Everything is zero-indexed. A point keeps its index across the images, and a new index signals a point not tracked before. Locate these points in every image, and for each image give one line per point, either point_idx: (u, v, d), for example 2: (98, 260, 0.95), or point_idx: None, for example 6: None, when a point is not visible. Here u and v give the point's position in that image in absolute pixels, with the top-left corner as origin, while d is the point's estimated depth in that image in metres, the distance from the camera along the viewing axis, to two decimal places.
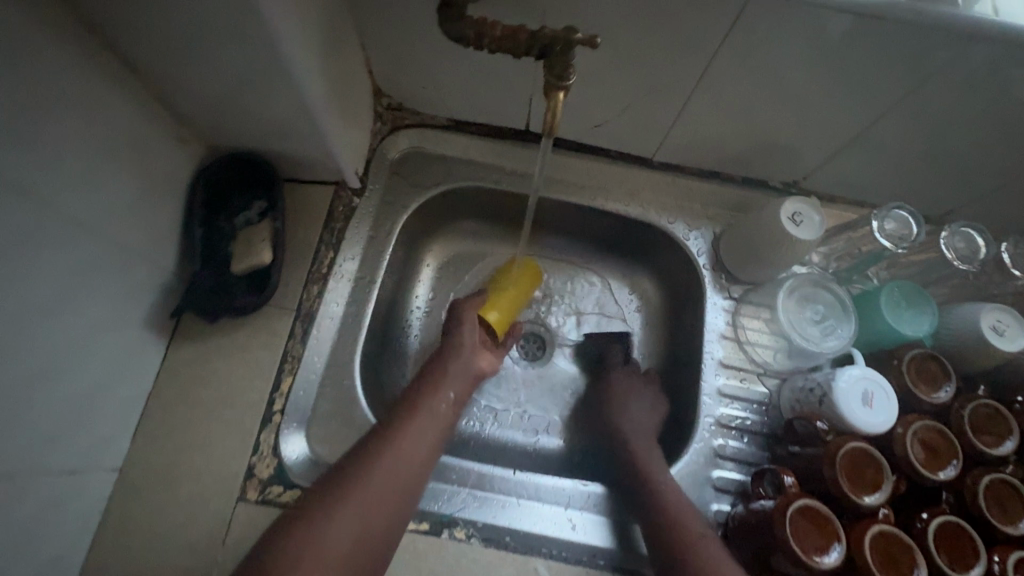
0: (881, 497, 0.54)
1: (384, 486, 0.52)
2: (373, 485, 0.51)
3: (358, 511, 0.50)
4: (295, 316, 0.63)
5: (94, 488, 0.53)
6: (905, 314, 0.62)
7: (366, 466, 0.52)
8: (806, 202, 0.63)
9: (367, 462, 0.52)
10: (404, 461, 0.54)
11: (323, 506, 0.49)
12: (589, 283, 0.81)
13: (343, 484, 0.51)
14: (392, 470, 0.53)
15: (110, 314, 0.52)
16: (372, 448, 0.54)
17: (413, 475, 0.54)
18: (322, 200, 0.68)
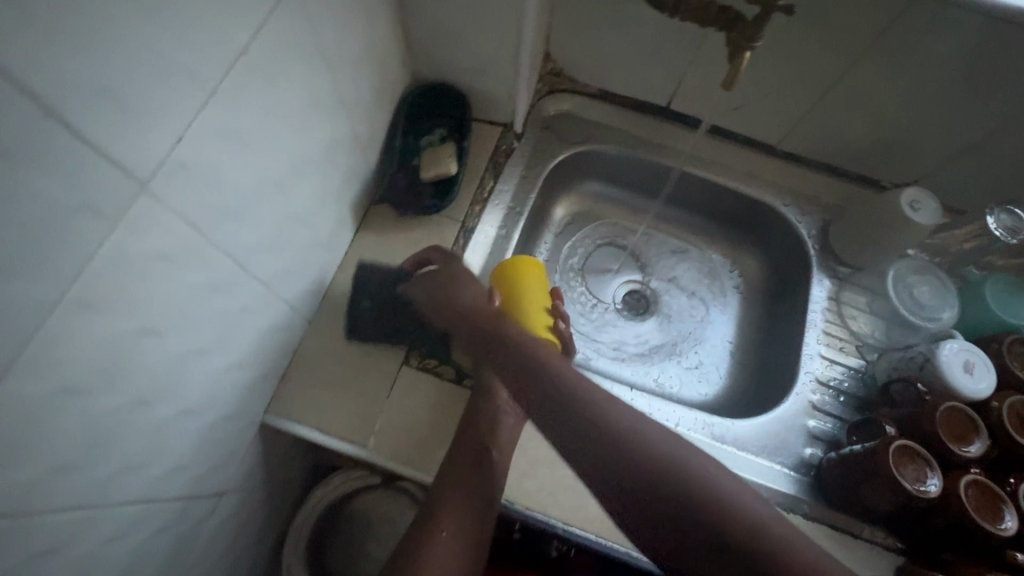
0: (978, 451, 0.60)
1: (454, 535, 0.60)
2: (446, 543, 0.60)
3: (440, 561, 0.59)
4: (460, 227, 0.73)
5: (295, 329, 0.63)
6: (1010, 303, 0.68)
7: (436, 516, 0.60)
8: (922, 191, 0.70)
9: (437, 518, 0.60)
10: (465, 508, 0.60)
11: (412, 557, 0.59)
12: (689, 258, 0.90)
13: (422, 540, 0.60)
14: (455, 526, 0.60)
15: (337, 186, 0.63)
16: (437, 498, 0.60)
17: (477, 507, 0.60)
18: (490, 137, 0.79)
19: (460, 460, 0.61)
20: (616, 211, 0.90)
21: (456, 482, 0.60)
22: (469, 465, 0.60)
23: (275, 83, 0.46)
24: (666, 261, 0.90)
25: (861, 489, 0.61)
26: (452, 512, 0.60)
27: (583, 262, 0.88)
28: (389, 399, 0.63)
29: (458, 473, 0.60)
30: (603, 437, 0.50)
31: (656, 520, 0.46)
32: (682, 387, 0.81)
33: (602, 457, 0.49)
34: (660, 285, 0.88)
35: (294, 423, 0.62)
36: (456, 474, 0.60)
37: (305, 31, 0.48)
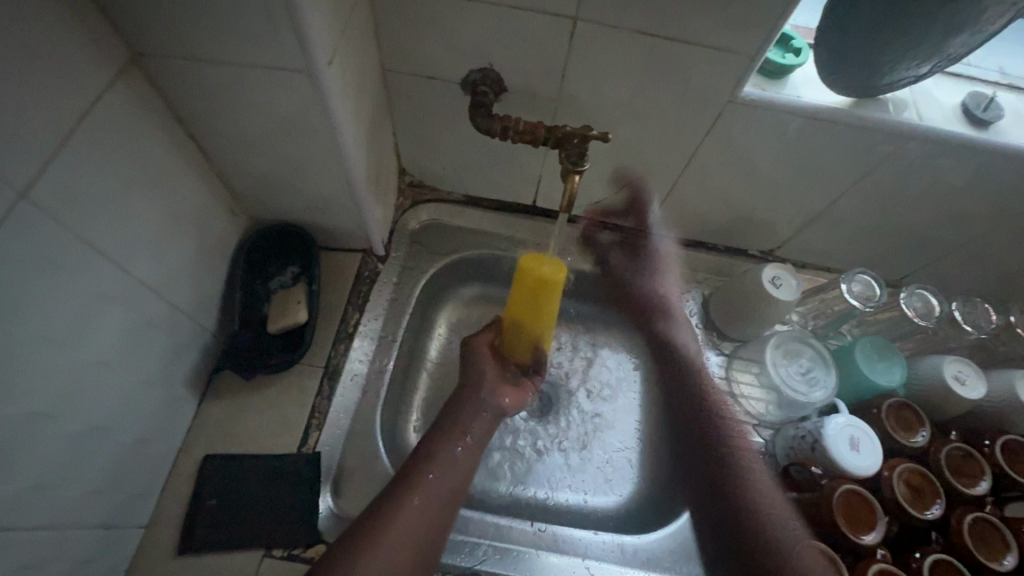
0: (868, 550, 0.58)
1: (403, 534, 0.48)
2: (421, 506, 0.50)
3: (412, 532, 0.48)
4: (323, 373, 0.66)
5: (120, 546, 0.53)
6: (878, 366, 0.69)
7: (387, 514, 0.48)
8: (783, 266, 0.71)
9: (389, 513, 0.49)
10: (420, 524, 0.49)
11: (362, 536, 0.46)
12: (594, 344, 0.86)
13: (376, 521, 0.48)
14: (403, 532, 0.48)
15: (155, 368, 0.55)
16: (400, 488, 0.51)
17: (435, 530, 0.50)
18: (350, 265, 0.74)
19: (437, 456, 0.55)
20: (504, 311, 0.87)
21: (412, 496, 0.50)
22: (439, 467, 0.54)
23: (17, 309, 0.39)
24: (580, 345, 0.86)
25: None
26: (408, 515, 0.49)
27: None
28: None
29: (423, 475, 0.53)
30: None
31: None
32: (597, 491, 0.76)
33: None
34: (593, 369, 0.85)
35: None
36: (410, 488, 0.51)
37: (49, 240, 0.41)
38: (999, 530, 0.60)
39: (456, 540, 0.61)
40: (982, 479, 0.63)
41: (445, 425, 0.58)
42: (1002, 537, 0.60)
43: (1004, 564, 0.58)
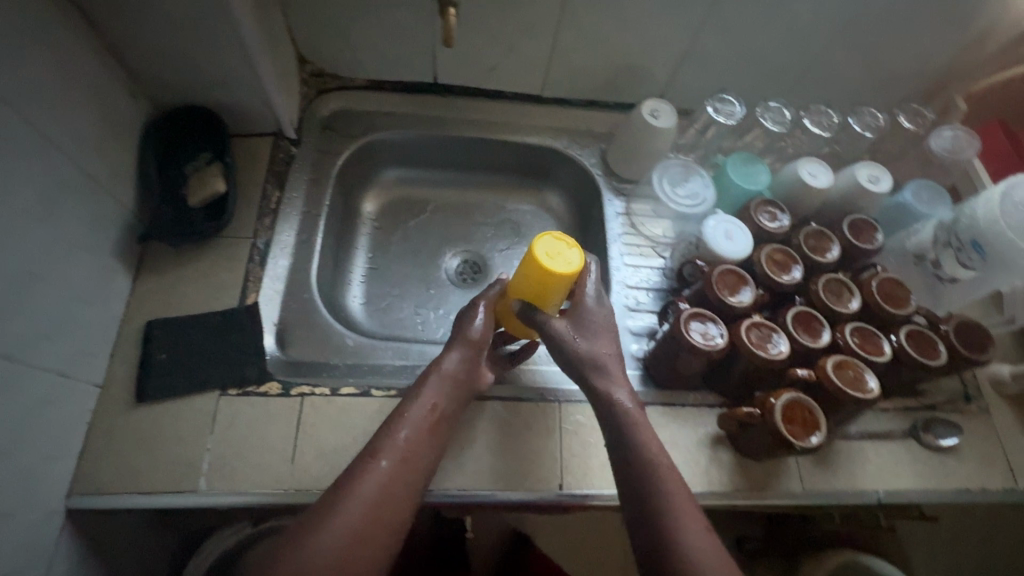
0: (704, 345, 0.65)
1: (366, 502, 0.47)
2: (384, 474, 0.50)
3: (369, 504, 0.48)
4: (252, 242, 0.71)
5: (79, 399, 0.57)
6: (747, 175, 0.80)
7: (352, 485, 0.48)
8: (659, 99, 0.80)
9: (350, 480, 0.49)
10: (390, 487, 0.49)
11: (324, 508, 0.47)
12: (518, 211, 0.94)
13: (339, 491, 0.48)
14: (367, 498, 0.48)
15: (83, 235, 0.58)
16: (363, 459, 0.51)
17: (402, 502, 0.50)
18: (262, 149, 0.77)
19: (406, 417, 0.55)
20: (424, 192, 0.93)
21: (379, 461, 0.50)
22: (408, 424, 0.54)
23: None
24: (497, 217, 0.94)
25: (676, 362, 0.68)
26: (369, 486, 0.48)
27: (402, 242, 0.90)
28: (213, 435, 0.60)
29: (394, 435, 0.53)
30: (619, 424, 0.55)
31: (631, 518, 0.51)
32: None
33: (619, 458, 0.54)
34: (516, 234, 0.94)
35: (105, 499, 0.56)
36: (377, 455, 0.51)
37: None
38: (846, 284, 0.73)
39: (396, 367, 0.69)
40: (833, 248, 0.75)
41: (416, 384, 0.58)
42: (848, 288, 0.73)
43: (849, 307, 0.71)
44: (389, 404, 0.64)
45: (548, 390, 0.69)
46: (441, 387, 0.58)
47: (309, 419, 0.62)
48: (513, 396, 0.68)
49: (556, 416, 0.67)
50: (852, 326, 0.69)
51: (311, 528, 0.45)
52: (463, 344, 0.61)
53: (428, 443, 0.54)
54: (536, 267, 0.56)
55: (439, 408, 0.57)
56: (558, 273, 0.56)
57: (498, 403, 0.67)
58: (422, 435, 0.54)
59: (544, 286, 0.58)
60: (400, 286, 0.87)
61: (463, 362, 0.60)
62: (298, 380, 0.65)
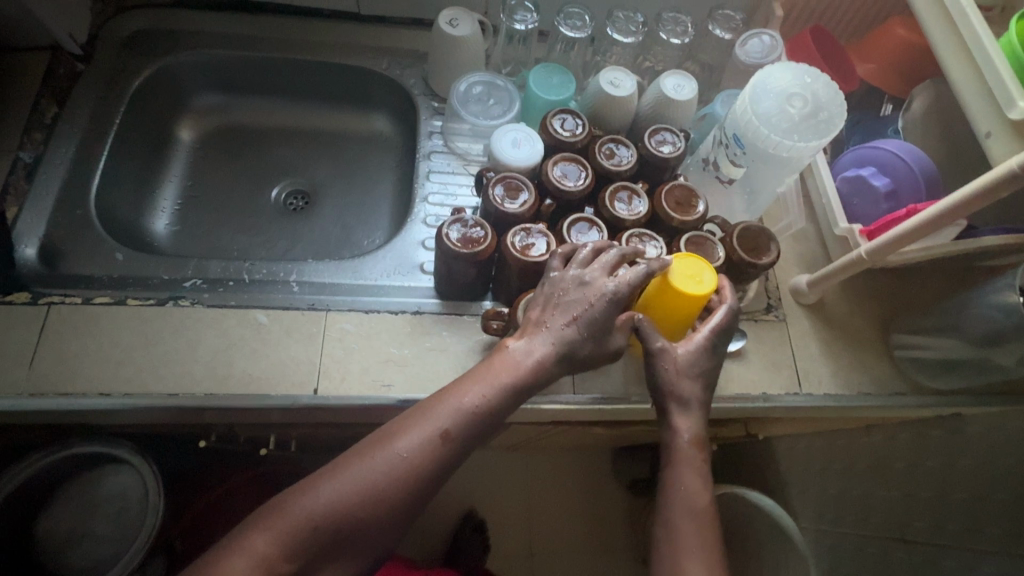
0: (686, 361, 0.56)
1: (399, 461, 0.47)
2: (410, 455, 0.48)
3: (384, 478, 0.47)
4: (18, 156, 0.69)
5: None
6: (551, 85, 0.78)
7: (397, 443, 0.48)
8: (460, 9, 0.77)
9: (393, 437, 0.48)
10: (410, 465, 0.47)
11: (345, 459, 0.48)
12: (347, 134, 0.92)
13: (363, 448, 0.48)
14: (398, 459, 0.47)
15: None
16: (417, 416, 0.50)
17: (434, 480, 0.48)
18: (42, 65, 0.75)
19: (469, 389, 0.51)
20: (248, 119, 0.90)
21: (408, 435, 0.48)
22: (446, 409, 0.50)
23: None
24: (330, 144, 0.92)
25: (448, 271, 0.67)
26: (396, 457, 0.47)
27: (223, 169, 0.88)
28: None
29: (445, 409, 0.50)
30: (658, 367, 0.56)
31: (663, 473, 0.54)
32: (346, 251, 0.84)
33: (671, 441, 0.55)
34: (347, 159, 0.91)
35: None
36: (424, 419, 0.49)
37: None
38: (635, 190, 0.71)
39: (165, 279, 0.67)
40: (627, 155, 0.73)
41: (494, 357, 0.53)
42: (636, 194, 0.71)
43: (633, 213, 0.69)
44: (142, 311, 0.63)
45: (319, 301, 0.67)
46: (507, 382, 0.51)
47: (51, 326, 0.61)
48: (280, 306, 0.66)
49: (322, 323, 0.66)
50: (631, 231, 0.68)
51: (338, 466, 0.47)
52: (555, 333, 0.53)
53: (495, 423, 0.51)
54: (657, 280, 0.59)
55: (494, 401, 0.51)
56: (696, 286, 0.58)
57: (262, 312, 0.65)
58: (502, 411, 0.51)
59: (669, 300, 0.59)
60: (216, 213, 0.85)
61: (552, 351, 0.53)
62: (49, 290, 0.63)
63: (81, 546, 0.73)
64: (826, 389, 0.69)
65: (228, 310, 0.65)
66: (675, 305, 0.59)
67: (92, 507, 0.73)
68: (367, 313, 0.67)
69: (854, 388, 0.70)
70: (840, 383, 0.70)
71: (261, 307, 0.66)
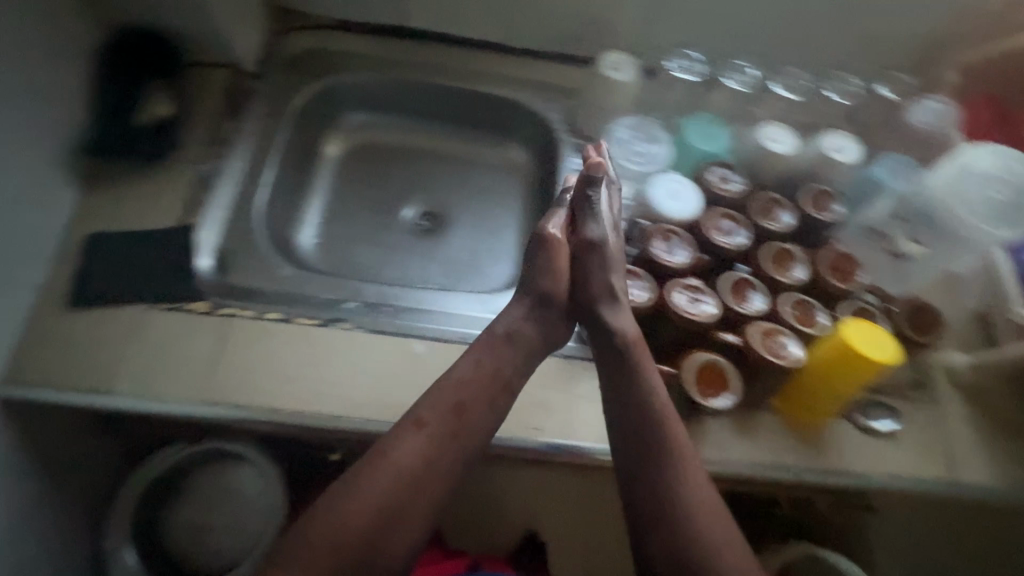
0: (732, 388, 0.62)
1: (405, 468, 0.56)
2: (401, 456, 0.56)
3: (390, 482, 0.55)
4: (199, 168, 0.72)
5: (13, 296, 0.60)
6: (710, 138, 0.78)
7: (394, 452, 0.56)
8: (621, 53, 0.78)
9: (389, 447, 0.56)
10: (401, 468, 0.56)
11: (359, 471, 0.55)
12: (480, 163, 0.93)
13: (377, 458, 0.56)
14: (400, 464, 0.56)
15: (22, 139, 0.60)
16: (405, 427, 0.57)
17: (435, 479, 0.57)
18: (222, 80, 0.78)
19: (468, 372, 0.61)
20: (389, 140, 0.93)
21: (406, 441, 0.57)
22: (431, 412, 0.58)
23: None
24: (463, 169, 0.93)
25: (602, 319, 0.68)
26: (403, 455, 0.56)
27: (363, 186, 0.91)
28: (138, 345, 0.62)
29: (416, 421, 0.58)
30: (631, 394, 0.61)
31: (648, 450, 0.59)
32: (476, 281, 0.85)
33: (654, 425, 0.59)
34: (479, 187, 0.92)
35: (29, 392, 0.59)
36: (420, 429, 0.57)
37: None
38: (791, 254, 0.70)
39: (326, 299, 0.70)
40: (784, 217, 0.73)
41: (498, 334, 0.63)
42: (792, 259, 0.70)
43: (790, 278, 0.69)
44: (310, 331, 0.66)
45: (470, 335, 0.69)
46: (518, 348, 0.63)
47: (229, 338, 0.64)
48: (435, 337, 0.68)
49: None
50: (788, 295, 0.68)
51: (358, 482, 0.55)
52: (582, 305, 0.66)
53: (484, 404, 0.60)
54: (839, 344, 0.61)
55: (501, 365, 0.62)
56: (874, 365, 0.60)
57: (419, 342, 0.67)
58: (483, 381, 0.61)
59: (846, 366, 0.61)
60: (355, 231, 0.87)
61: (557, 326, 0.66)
62: (225, 302, 0.66)
63: (210, 544, 0.76)
64: (985, 482, 0.66)
65: (388, 336, 0.67)
66: (846, 369, 0.61)
67: (225, 507, 0.76)
68: None
69: (1016, 484, 0.66)
70: (1001, 478, 0.66)
71: (418, 336, 0.68)
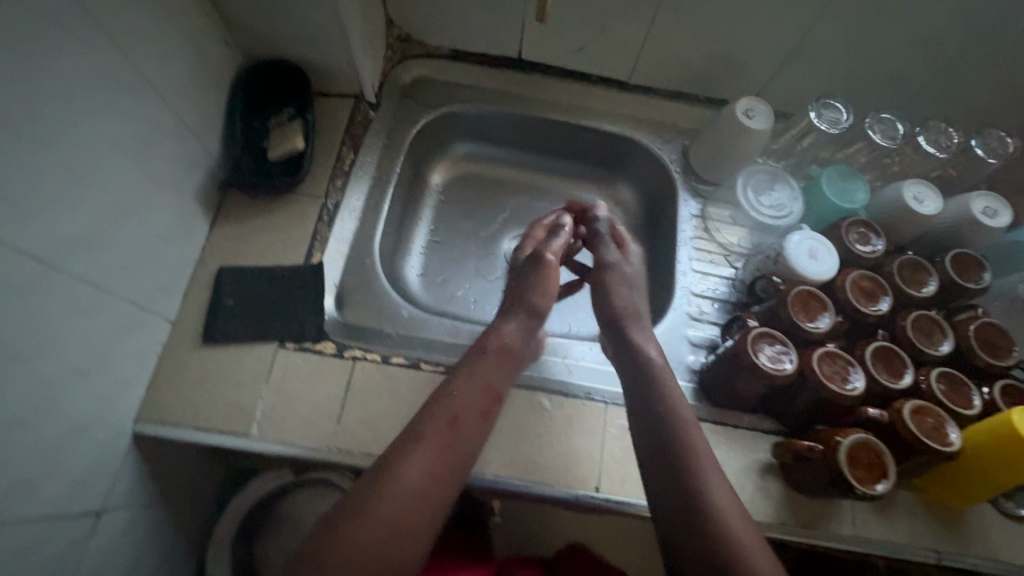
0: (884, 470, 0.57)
1: (422, 483, 0.47)
2: (413, 466, 0.47)
3: (403, 499, 0.46)
4: (322, 202, 0.72)
5: (152, 332, 0.60)
6: (844, 192, 0.74)
7: (399, 466, 0.47)
8: (754, 98, 0.74)
9: (403, 461, 0.47)
10: (416, 484, 0.47)
11: (374, 490, 0.46)
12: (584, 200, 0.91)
13: (387, 472, 0.47)
14: (416, 480, 0.47)
15: (167, 174, 0.60)
16: (410, 439, 0.49)
17: (441, 496, 0.48)
18: (343, 110, 0.78)
19: (459, 388, 0.54)
20: (493, 171, 0.91)
21: (419, 450, 0.48)
22: (437, 418, 0.51)
23: (59, 64, 0.44)
24: (566, 204, 0.92)
25: (735, 383, 0.65)
26: (416, 468, 0.47)
27: (466, 218, 0.89)
28: (268, 386, 0.62)
29: (429, 428, 0.50)
30: (655, 416, 0.54)
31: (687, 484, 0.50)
32: (582, 324, 0.83)
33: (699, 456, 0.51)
34: None
35: (166, 428, 0.59)
36: (427, 437, 0.49)
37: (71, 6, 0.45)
38: (940, 324, 0.66)
39: (447, 344, 0.69)
40: (930, 281, 0.68)
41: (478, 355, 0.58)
42: (941, 330, 0.66)
43: (940, 350, 0.65)
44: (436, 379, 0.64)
45: (594, 390, 0.67)
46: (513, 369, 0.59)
47: (356, 382, 0.63)
48: (561, 391, 0.66)
49: (601, 417, 0.65)
50: (939, 370, 0.63)
51: (363, 502, 0.45)
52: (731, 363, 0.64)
53: (484, 422, 0.53)
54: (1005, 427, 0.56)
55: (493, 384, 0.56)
56: None
57: (546, 396, 0.65)
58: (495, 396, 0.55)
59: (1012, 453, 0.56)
60: (459, 265, 0.86)
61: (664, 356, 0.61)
62: (351, 344, 0.65)
63: None
64: None
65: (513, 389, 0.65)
66: (1011, 453, 0.55)
67: None
68: None
69: None
70: None
71: (543, 389, 0.66)
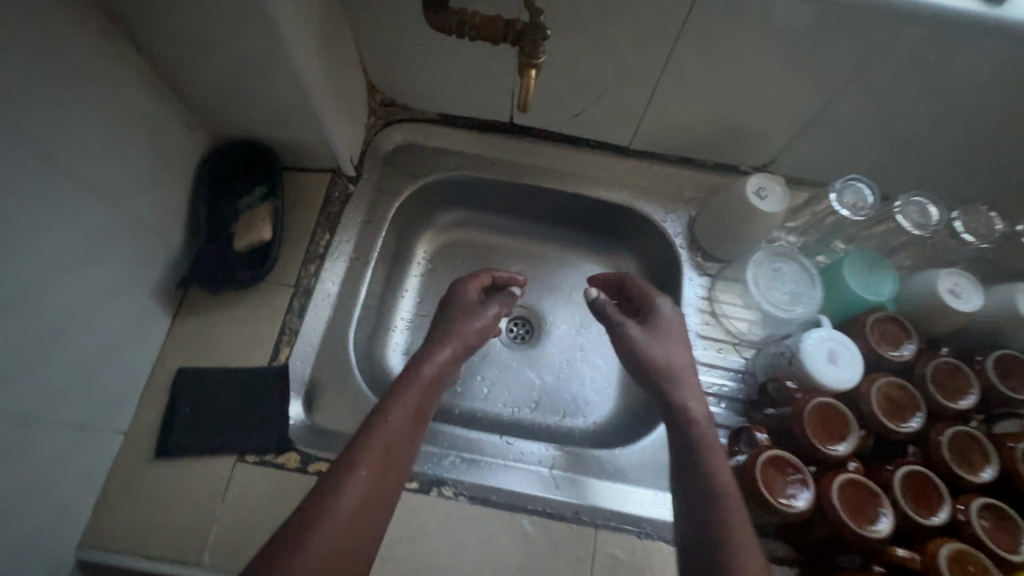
0: None
1: (352, 514, 0.45)
2: (350, 496, 0.45)
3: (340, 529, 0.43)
4: (294, 291, 0.67)
5: (100, 449, 0.56)
6: (870, 282, 0.67)
7: (331, 497, 0.45)
8: (768, 176, 0.67)
9: (336, 493, 0.45)
10: (349, 515, 0.44)
11: (300, 523, 0.43)
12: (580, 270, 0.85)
13: (317, 502, 0.44)
14: (348, 514, 0.44)
15: (118, 280, 0.55)
16: (343, 468, 0.46)
17: (377, 522, 0.47)
18: (320, 186, 0.73)
19: (390, 410, 0.51)
20: (483, 238, 0.86)
21: (355, 475, 0.46)
22: (373, 448, 0.48)
23: None
24: (561, 274, 0.85)
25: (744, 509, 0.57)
26: (349, 499, 0.45)
27: None
28: (223, 506, 0.57)
29: (361, 456, 0.47)
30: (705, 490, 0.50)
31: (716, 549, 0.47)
32: (575, 412, 0.77)
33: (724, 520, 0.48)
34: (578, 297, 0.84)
35: (111, 557, 0.54)
36: (362, 465, 0.47)
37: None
38: (982, 444, 0.58)
39: (424, 451, 0.63)
40: (970, 390, 0.60)
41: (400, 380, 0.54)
42: (983, 450, 0.57)
43: (982, 476, 0.56)
44: (407, 499, 0.58)
45: (581, 508, 0.60)
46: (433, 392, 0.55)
47: None
48: (545, 513, 0.59)
49: (590, 543, 0.58)
50: (983, 501, 0.55)
51: (297, 536, 0.42)
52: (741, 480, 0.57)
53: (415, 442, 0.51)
54: None
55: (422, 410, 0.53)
56: None
57: (527, 517, 0.59)
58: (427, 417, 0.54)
59: None
60: None
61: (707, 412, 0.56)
62: (317, 455, 0.60)
63: None
64: None
65: (491, 509, 0.59)
66: None
67: None
68: (638, 536, 0.59)
69: None
70: None
71: (525, 509, 0.59)
